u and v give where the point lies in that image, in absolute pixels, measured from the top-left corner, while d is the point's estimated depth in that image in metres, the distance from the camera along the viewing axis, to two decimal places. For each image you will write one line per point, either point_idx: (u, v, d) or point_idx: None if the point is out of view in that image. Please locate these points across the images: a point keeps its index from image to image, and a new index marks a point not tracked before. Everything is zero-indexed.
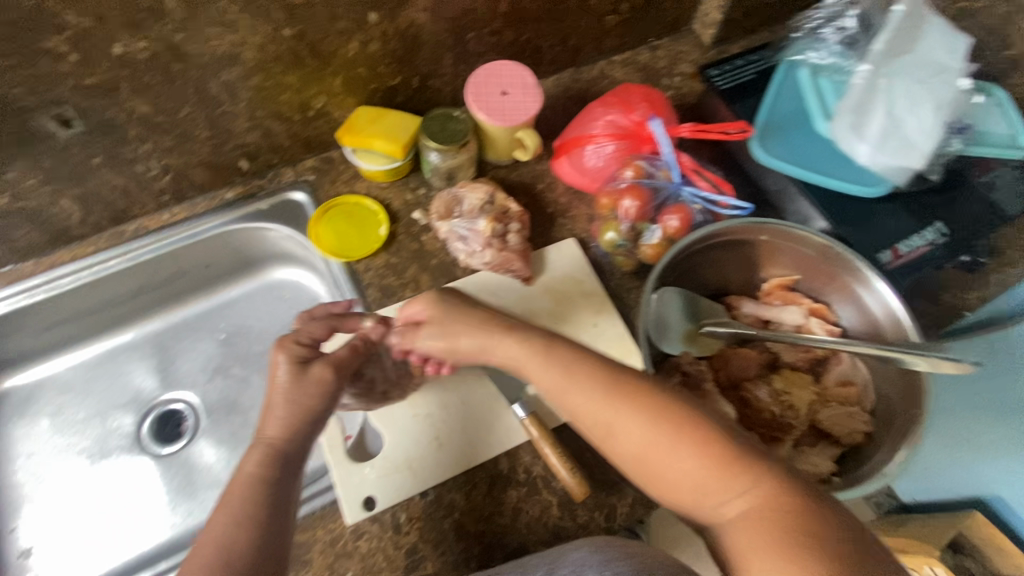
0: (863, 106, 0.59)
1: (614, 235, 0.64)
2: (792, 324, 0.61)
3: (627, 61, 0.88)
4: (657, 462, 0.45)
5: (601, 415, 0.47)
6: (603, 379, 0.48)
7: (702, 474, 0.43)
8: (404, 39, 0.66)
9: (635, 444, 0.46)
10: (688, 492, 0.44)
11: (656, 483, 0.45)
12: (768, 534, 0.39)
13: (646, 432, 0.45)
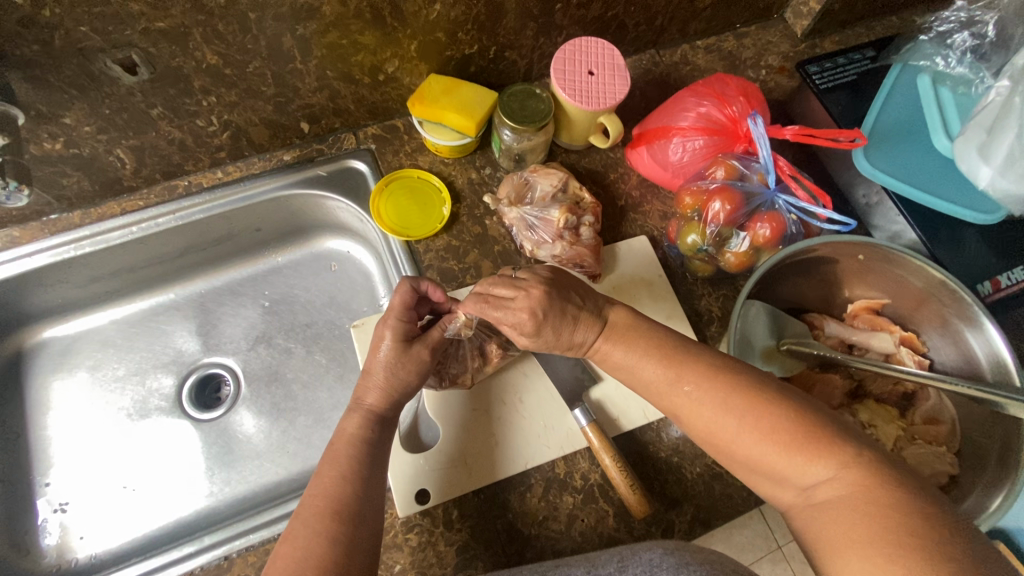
0: (994, 126, 0.53)
1: (697, 238, 0.61)
2: (879, 352, 0.57)
3: (711, 47, 0.82)
4: (728, 439, 0.43)
5: (664, 390, 0.46)
6: (672, 358, 0.47)
7: (777, 452, 0.41)
8: (490, 5, 0.61)
9: (704, 422, 0.44)
10: (768, 474, 0.41)
11: (724, 459, 0.44)
12: (853, 525, 0.36)
13: (716, 411, 0.43)
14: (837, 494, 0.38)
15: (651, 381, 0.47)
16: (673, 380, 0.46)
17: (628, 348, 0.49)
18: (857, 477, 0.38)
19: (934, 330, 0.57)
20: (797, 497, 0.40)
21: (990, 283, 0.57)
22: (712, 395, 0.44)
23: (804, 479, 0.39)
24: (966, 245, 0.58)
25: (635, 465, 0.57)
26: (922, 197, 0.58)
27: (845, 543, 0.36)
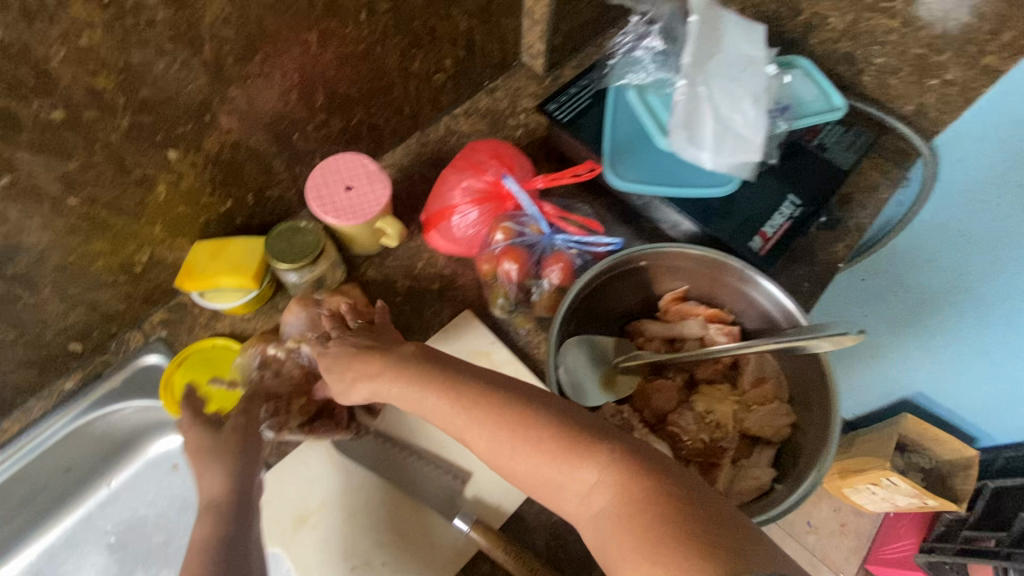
0: (691, 116, 0.61)
1: (503, 300, 0.63)
2: (694, 338, 0.61)
3: (469, 111, 0.87)
4: (525, 471, 0.43)
5: (457, 423, 0.46)
6: (450, 390, 0.46)
7: (562, 476, 0.41)
8: (222, 162, 0.61)
9: (487, 446, 0.44)
10: (549, 488, 0.42)
11: (515, 478, 0.44)
12: (624, 531, 0.37)
13: (491, 434, 0.44)
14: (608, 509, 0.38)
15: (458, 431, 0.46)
16: (470, 425, 0.45)
17: (429, 412, 0.47)
18: (620, 489, 0.38)
19: (732, 298, 0.62)
20: (585, 516, 0.40)
21: (759, 237, 0.66)
22: (497, 433, 0.43)
23: (578, 488, 0.40)
24: (732, 212, 0.65)
25: (533, 541, 0.57)
26: (670, 192, 0.64)
27: (624, 546, 0.36)
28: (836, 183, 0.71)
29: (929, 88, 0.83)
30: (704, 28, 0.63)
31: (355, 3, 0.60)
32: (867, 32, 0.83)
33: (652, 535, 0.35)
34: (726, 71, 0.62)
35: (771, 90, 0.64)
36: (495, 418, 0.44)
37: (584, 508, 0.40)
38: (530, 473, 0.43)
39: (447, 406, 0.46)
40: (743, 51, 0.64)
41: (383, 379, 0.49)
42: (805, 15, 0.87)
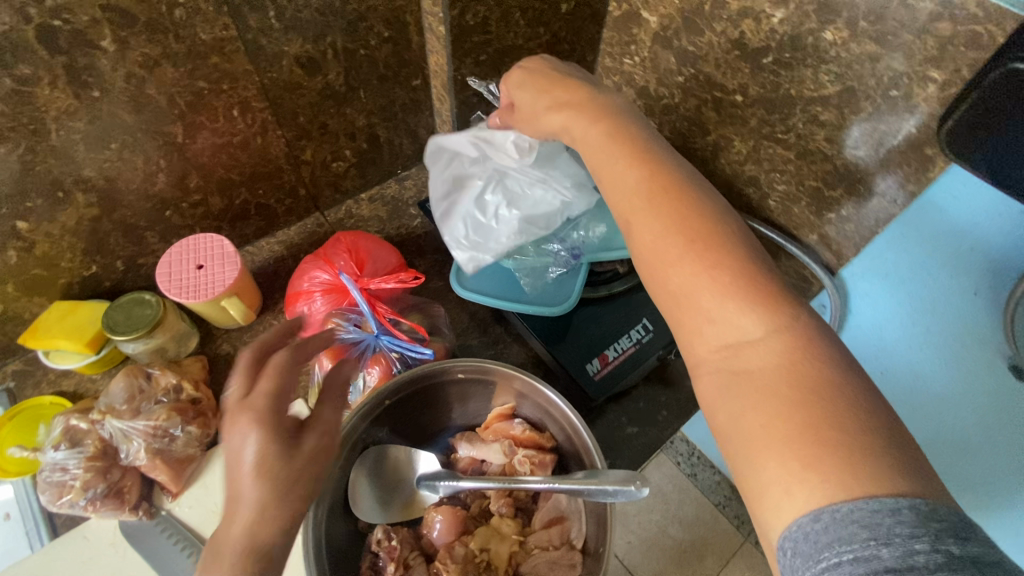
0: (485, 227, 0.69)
1: (319, 398, 0.62)
2: (498, 463, 0.59)
3: (374, 197, 0.90)
4: (682, 316, 0.42)
5: (638, 235, 0.45)
6: (658, 208, 0.45)
7: (708, 332, 0.41)
8: (83, 233, 0.65)
9: (672, 265, 0.43)
10: (709, 341, 0.40)
11: (669, 305, 0.43)
12: (767, 409, 0.36)
13: (674, 250, 0.43)
14: (736, 366, 0.39)
15: (643, 249, 0.45)
16: (668, 253, 0.43)
17: (611, 176, 0.49)
18: (792, 340, 0.38)
19: (549, 424, 0.60)
20: (712, 374, 0.40)
21: (598, 360, 0.66)
22: (686, 254, 0.42)
23: (731, 337, 0.40)
24: (568, 335, 0.67)
25: None
26: (508, 305, 0.68)
27: (761, 428, 0.36)
28: None
29: (829, 220, 0.81)
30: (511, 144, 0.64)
31: (224, 101, 0.65)
32: (767, 159, 0.82)
33: (796, 407, 0.35)
34: (527, 180, 0.67)
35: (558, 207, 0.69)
36: (713, 207, 0.45)
37: (734, 366, 0.39)
38: (690, 317, 0.42)
39: (643, 214, 0.45)
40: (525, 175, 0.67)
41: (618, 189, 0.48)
42: (713, 136, 0.88)
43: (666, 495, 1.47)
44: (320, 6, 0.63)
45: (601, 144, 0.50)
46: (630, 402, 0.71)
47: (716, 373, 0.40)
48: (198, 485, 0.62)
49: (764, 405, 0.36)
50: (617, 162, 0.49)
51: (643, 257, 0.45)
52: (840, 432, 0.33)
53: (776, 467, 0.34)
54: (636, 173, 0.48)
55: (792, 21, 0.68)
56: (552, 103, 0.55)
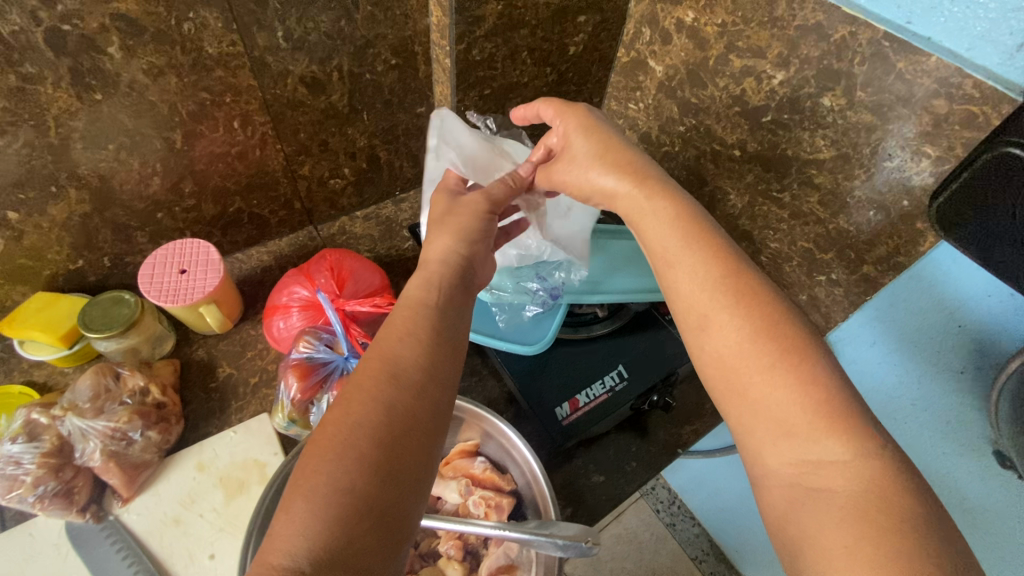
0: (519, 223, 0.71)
1: (282, 415, 0.61)
2: (453, 502, 0.57)
3: (370, 216, 0.91)
4: (755, 425, 0.42)
5: (709, 330, 0.45)
6: (738, 303, 0.44)
7: (781, 445, 0.40)
8: (72, 228, 0.66)
9: (750, 367, 0.42)
10: (789, 453, 0.40)
11: (738, 409, 0.43)
12: (846, 531, 0.35)
13: (750, 353, 0.42)
14: (808, 480, 0.39)
15: (719, 351, 0.44)
16: (745, 364, 0.42)
17: (682, 260, 0.47)
18: (878, 466, 0.38)
19: (508, 465, 0.59)
20: (777, 485, 0.40)
21: (569, 404, 0.65)
22: (765, 367, 0.42)
23: (814, 453, 0.39)
24: (540, 374, 0.67)
25: None
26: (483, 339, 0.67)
27: (840, 548, 0.35)
28: (678, 362, 0.68)
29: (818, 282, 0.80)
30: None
31: (225, 113, 0.66)
32: (761, 216, 0.82)
33: (876, 531, 0.35)
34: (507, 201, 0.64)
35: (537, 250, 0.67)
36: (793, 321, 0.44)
37: (805, 481, 0.39)
38: (765, 424, 0.41)
39: (720, 317, 0.44)
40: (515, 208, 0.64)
41: (691, 283, 0.46)
42: (710, 187, 0.88)
43: (643, 542, 1.43)
44: (327, 29, 0.65)
45: (670, 229, 0.49)
46: (599, 449, 0.70)
47: (785, 483, 0.40)
48: (151, 491, 0.61)
49: (835, 521, 0.36)
50: (689, 250, 0.47)
51: (717, 361, 0.44)
52: (916, 554, 0.33)
53: None
54: (707, 263, 0.46)
55: (792, 84, 0.69)
56: (602, 166, 0.54)
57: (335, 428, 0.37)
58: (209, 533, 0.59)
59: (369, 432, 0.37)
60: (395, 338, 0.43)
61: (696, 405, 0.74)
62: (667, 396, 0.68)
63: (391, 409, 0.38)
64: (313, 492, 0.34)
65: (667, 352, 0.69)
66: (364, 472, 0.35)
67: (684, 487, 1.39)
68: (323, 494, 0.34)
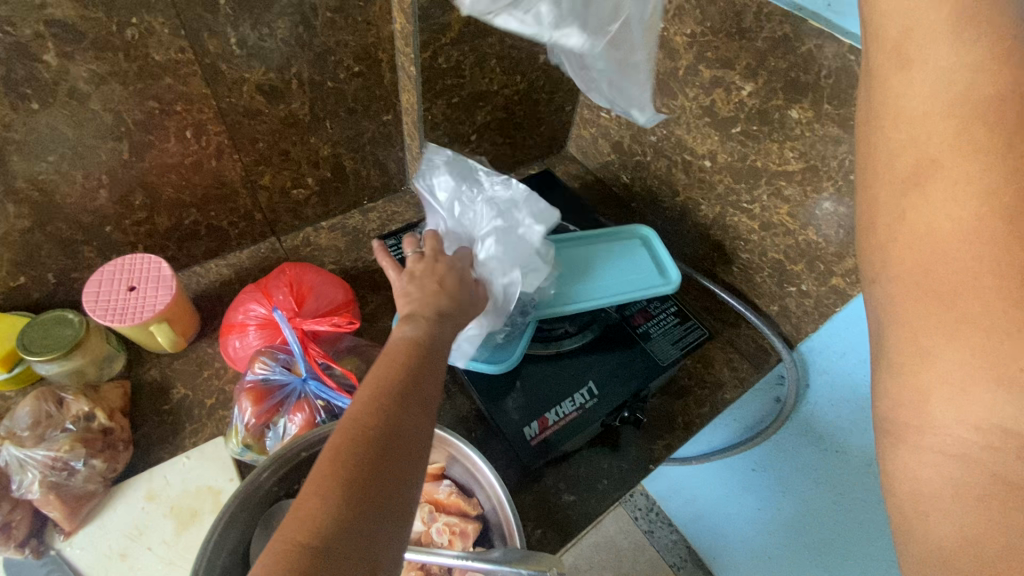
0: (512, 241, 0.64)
1: (236, 440, 0.58)
2: (417, 529, 0.55)
3: (335, 226, 0.88)
4: (939, 340, 0.31)
5: (930, 194, 0.32)
6: (996, 176, 0.29)
7: (978, 390, 0.29)
8: (12, 244, 0.62)
9: (961, 266, 0.30)
10: (980, 387, 0.29)
11: (925, 305, 0.32)
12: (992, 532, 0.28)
13: (972, 251, 0.30)
14: (1001, 464, 0.29)
15: (930, 223, 0.32)
16: (960, 253, 0.30)
17: (936, 113, 0.32)
18: None
19: (474, 489, 0.57)
20: (935, 453, 0.31)
21: (538, 423, 0.63)
22: (993, 264, 0.29)
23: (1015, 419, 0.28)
24: (508, 392, 0.65)
25: None
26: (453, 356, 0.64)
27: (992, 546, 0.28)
28: (648, 376, 0.67)
29: (789, 293, 0.80)
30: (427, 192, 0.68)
31: (176, 123, 0.63)
32: (732, 227, 0.82)
33: None
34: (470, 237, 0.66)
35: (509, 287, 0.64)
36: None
37: (987, 458, 0.29)
38: (950, 351, 0.31)
39: (951, 183, 0.31)
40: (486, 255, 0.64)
41: (929, 120, 0.33)
42: (682, 197, 0.87)
43: (621, 551, 1.43)
44: (285, 36, 0.62)
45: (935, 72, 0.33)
46: (570, 467, 0.68)
47: (954, 453, 0.30)
48: (97, 523, 0.58)
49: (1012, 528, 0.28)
50: (957, 104, 0.32)
51: (920, 232, 0.32)
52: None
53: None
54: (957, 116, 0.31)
55: (761, 96, 0.69)
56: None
57: (326, 460, 0.37)
58: (158, 566, 0.56)
59: (385, 459, 0.38)
60: (388, 377, 0.43)
61: (668, 419, 0.73)
62: (638, 411, 0.67)
63: (374, 441, 0.38)
64: (334, 508, 0.34)
65: (638, 366, 0.68)
66: (376, 496, 0.36)
67: (661, 494, 1.38)
68: (325, 519, 0.34)
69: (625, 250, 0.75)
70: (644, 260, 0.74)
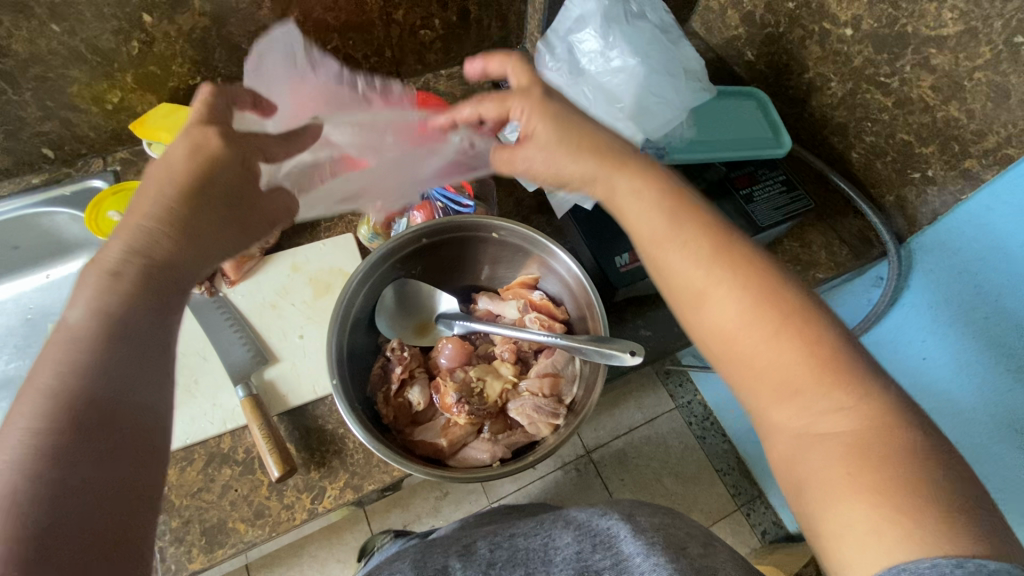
0: (612, 108, 0.58)
1: (367, 229, 0.70)
2: (511, 319, 0.63)
3: (452, 75, 0.92)
4: (748, 376, 0.41)
5: (698, 282, 0.43)
6: (721, 254, 0.43)
7: (781, 398, 0.40)
8: (193, 40, 0.72)
9: (732, 322, 0.42)
10: (777, 384, 0.40)
11: (720, 351, 0.43)
12: (849, 468, 0.35)
13: (743, 313, 0.41)
14: (810, 426, 0.38)
15: (715, 320, 0.42)
16: (741, 323, 0.41)
17: (672, 216, 0.44)
18: (874, 410, 0.37)
19: (563, 295, 0.63)
20: (785, 438, 0.40)
21: (629, 255, 0.67)
22: (763, 328, 0.40)
23: (822, 405, 0.38)
24: (607, 227, 0.69)
25: (303, 435, 0.62)
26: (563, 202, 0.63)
27: (844, 480, 0.35)
28: (744, 233, 0.68)
29: (910, 181, 0.76)
30: (543, 47, 0.63)
31: None
32: (862, 106, 0.78)
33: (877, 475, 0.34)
34: (602, 76, 0.59)
35: None
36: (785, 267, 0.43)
37: (814, 430, 0.38)
38: (744, 377, 0.42)
39: (714, 285, 0.42)
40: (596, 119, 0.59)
41: (683, 263, 0.43)
42: (810, 74, 0.83)
43: (670, 449, 1.43)
44: None
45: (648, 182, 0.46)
46: (651, 309, 0.73)
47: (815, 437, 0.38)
48: (252, 280, 0.70)
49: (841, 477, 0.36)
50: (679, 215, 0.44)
51: (715, 328, 0.43)
52: (936, 528, 0.32)
53: (855, 517, 0.34)
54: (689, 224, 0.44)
55: None
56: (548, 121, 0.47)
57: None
58: (299, 319, 0.68)
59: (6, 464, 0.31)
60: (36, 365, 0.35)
61: None
62: None
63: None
64: None
65: (737, 221, 0.69)
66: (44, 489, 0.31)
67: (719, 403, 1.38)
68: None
69: (742, 110, 0.73)
70: (763, 122, 0.72)
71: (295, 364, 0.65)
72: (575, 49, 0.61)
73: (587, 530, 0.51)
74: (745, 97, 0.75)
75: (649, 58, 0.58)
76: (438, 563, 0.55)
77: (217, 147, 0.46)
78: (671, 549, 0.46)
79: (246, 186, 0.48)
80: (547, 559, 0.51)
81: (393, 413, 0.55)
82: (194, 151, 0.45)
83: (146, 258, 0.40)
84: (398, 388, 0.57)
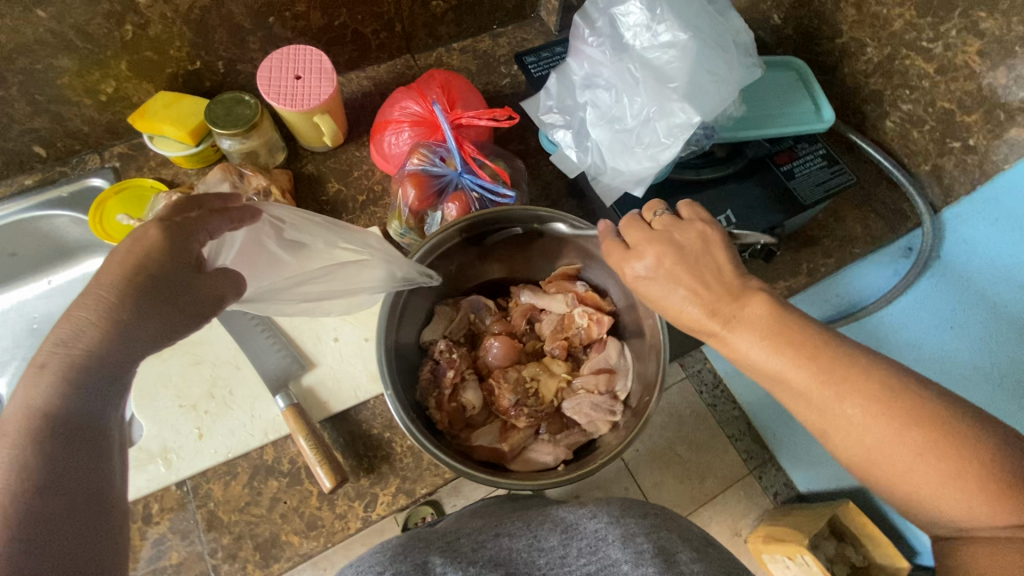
0: (660, 85, 0.55)
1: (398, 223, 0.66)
2: (558, 313, 0.61)
3: (466, 48, 0.86)
4: (858, 459, 0.38)
5: (772, 366, 0.40)
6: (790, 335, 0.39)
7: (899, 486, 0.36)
8: (191, 22, 0.65)
9: (825, 401, 0.38)
10: (891, 474, 0.36)
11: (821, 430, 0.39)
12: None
13: (844, 397, 0.37)
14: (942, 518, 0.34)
15: (806, 396, 0.39)
16: (835, 407, 0.37)
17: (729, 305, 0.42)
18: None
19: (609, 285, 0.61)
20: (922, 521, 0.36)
21: None
22: (869, 411, 0.36)
23: (954, 509, 0.34)
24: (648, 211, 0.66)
25: (348, 442, 0.60)
26: (610, 188, 0.60)
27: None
28: (789, 211, 0.66)
29: (949, 150, 0.74)
30: (582, 21, 0.60)
31: None
32: (901, 72, 0.75)
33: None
34: (649, 51, 0.55)
35: (641, 137, 0.57)
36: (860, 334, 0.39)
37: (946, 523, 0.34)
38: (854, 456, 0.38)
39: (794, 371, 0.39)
40: (644, 97, 0.56)
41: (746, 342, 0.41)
42: (846, 38, 0.79)
43: None
44: None
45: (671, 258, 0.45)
46: None
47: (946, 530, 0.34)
48: None
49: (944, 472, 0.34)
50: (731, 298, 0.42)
51: (810, 405, 0.39)
52: None
53: None
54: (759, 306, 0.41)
55: None
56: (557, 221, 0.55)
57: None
58: (331, 319, 0.65)
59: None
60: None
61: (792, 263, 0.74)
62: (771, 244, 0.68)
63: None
64: None
65: (782, 199, 0.67)
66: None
67: None
68: None
69: (780, 82, 0.71)
70: (803, 94, 0.70)
71: (333, 368, 0.63)
72: (617, 22, 0.57)
73: (575, 532, 0.50)
74: (783, 68, 0.72)
75: (699, 29, 0.54)
76: (417, 558, 0.48)
77: (154, 237, 0.41)
78: (660, 557, 0.44)
79: (177, 275, 0.42)
80: (531, 560, 0.48)
81: (448, 418, 0.54)
82: (133, 244, 0.41)
83: (70, 354, 0.37)
84: (452, 393, 0.55)
